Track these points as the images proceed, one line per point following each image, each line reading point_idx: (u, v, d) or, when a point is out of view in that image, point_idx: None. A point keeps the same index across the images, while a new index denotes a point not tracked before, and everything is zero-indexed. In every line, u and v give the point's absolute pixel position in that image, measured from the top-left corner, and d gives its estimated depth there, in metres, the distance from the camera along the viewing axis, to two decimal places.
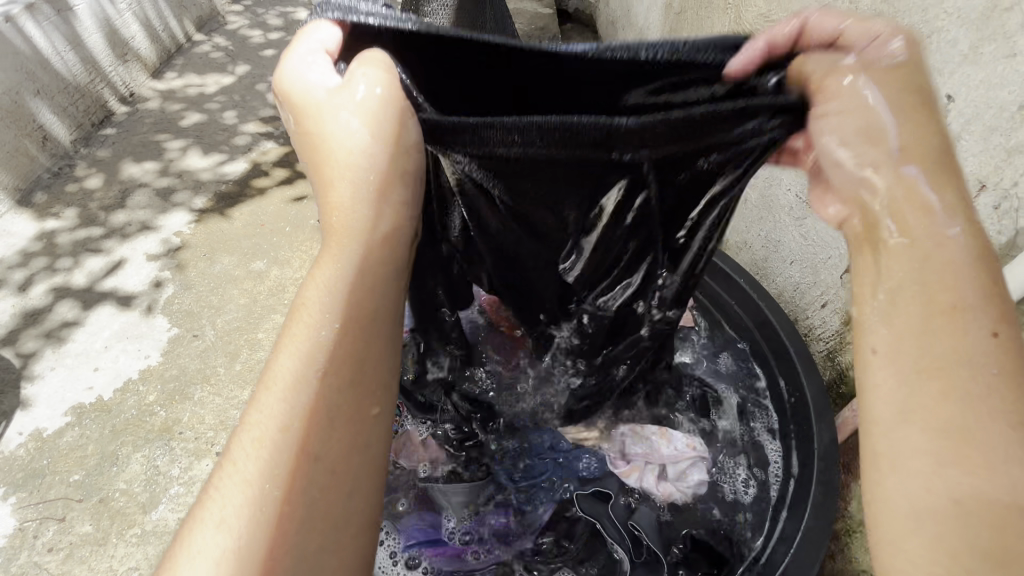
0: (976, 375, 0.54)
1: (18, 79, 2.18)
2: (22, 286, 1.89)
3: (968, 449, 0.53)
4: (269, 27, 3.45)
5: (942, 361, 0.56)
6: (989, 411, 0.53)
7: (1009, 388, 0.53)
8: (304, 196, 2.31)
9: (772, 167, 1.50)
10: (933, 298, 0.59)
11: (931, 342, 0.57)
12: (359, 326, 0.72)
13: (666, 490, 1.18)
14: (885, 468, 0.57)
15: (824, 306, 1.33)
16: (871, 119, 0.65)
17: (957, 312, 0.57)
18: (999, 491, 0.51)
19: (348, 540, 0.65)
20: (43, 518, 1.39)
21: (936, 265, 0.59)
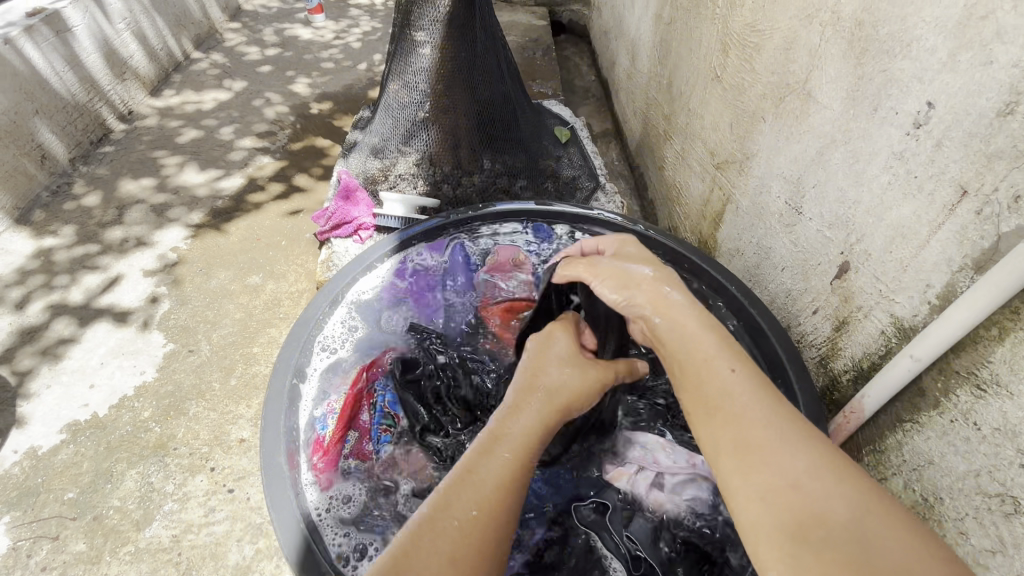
0: (737, 398, 0.77)
1: (17, 100, 2.21)
2: (19, 304, 1.90)
3: (764, 457, 0.70)
4: (265, 43, 3.50)
5: (721, 397, 0.78)
6: (756, 417, 0.74)
7: (761, 400, 0.76)
8: (300, 210, 2.34)
9: (763, 175, 1.53)
10: (694, 362, 0.84)
11: (705, 386, 0.80)
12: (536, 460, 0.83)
13: (658, 500, 1.16)
14: (730, 497, 0.71)
15: (816, 312, 1.31)
16: (623, 272, 1.00)
17: (705, 364, 0.82)
18: (782, 475, 0.68)
19: None
20: (36, 537, 1.38)
21: (691, 344, 0.86)
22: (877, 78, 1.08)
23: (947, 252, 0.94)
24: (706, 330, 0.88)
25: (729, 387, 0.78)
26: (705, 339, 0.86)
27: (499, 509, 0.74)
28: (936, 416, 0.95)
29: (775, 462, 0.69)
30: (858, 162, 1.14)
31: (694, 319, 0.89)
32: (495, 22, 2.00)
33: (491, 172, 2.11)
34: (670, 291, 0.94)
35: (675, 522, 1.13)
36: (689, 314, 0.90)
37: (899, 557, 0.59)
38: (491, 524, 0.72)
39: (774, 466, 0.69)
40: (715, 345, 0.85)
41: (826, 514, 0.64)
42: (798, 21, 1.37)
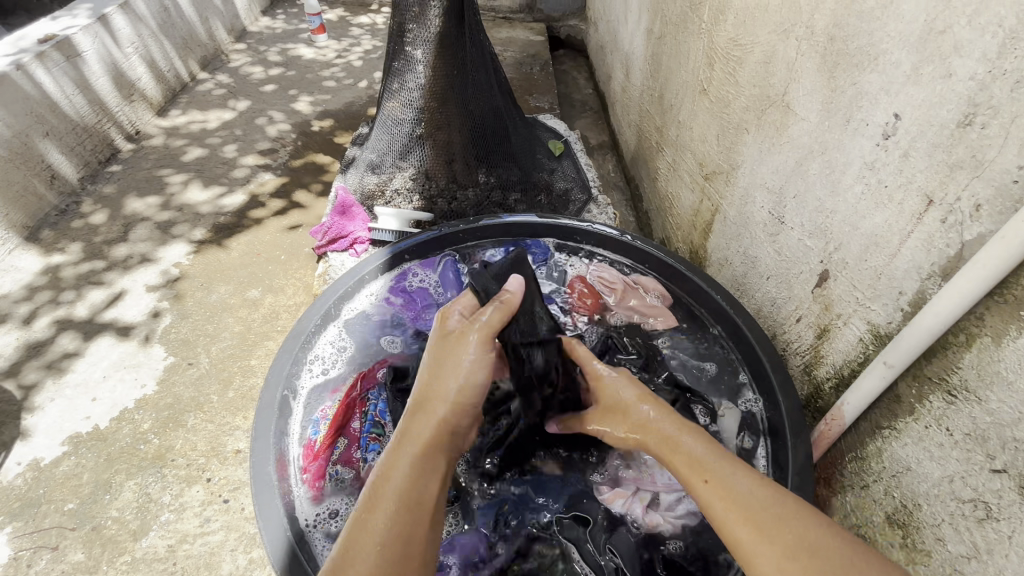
0: (726, 485, 0.81)
1: (28, 123, 2.29)
2: (26, 320, 1.96)
3: (760, 543, 0.74)
4: (269, 63, 3.60)
5: (715, 498, 0.80)
6: (751, 502, 0.78)
7: (753, 486, 0.81)
8: (299, 225, 2.39)
9: (747, 186, 1.56)
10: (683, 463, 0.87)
11: (694, 481, 0.84)
12: (429, 475, 0.83)
13: (653, 520, 1.16)
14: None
15: (799, 320, 1.32)
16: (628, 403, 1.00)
17: (692, 461, 0.86)
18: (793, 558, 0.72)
19: None
20: (36, 547, 1.41)
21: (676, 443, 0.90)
22: (848, 91, 1.11)
23: (916, 260, 0.95)
24: (687, 432, 0.91)
25: (720, 484, 0.81)
26: (685, 441, 0.89)
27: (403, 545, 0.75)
28: (912, 423, 0.96)
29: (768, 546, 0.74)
30: (834, 173, 1.17)
31: (681, 429, 0.91)
32: (484, 39, 2.05)
33: (484, 186, 2.15)
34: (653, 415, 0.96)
35: (666, 540, 1.13)
36: (676, 430, 0.92)
37: None
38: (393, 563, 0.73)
39: (770, 552, 0.73)
40: (700, 449, 0.87)
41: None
42: (775, 36, 1.40)
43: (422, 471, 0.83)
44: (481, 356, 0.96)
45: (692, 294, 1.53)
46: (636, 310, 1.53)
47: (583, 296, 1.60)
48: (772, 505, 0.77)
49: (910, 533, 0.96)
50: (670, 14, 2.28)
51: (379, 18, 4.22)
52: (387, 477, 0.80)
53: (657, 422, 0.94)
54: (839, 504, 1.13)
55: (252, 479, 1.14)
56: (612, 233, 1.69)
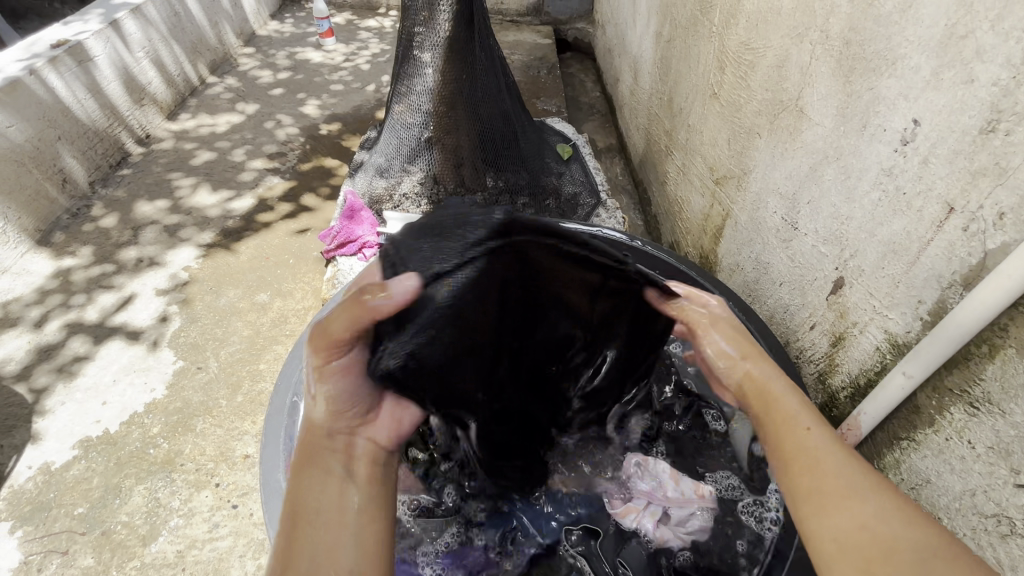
0: (814, 438, 0.79)
1: (41, 127, 2.31)
2: (37, 323, 1.97)
3: (841, 506, 0.72)
4: (278, 67, 3.62)
5: (806, 458, 0.77)
6: (837, 463, 0.76)
7: (841, 449, 0.78)
8: (307, 229, 2.39)
9: (760, 190, 1.54)
10: (774, 419, 0.84)
11: (783, 431, 0.81)
12: (337, 491, 0.84)
13: (663, 535, 1.14)
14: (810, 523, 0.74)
15: (814, 328, 1.30)
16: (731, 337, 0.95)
17: (793, 423, 0.82)
18: (867, 521, 0.71)
19: None
20: (47, 552, 1.41)
21: (769, 396, 0.87)
22: (865, 95, 1.09)
23: (937, 268, 0.94)
24: (792, 391, 0.87)
25: (812, 437, 0.79)
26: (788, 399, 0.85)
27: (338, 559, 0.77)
28: (932, 435, 0.94)
29: (845, 513, 0.72)
30: (849, 179, 1.15)
31: (788, 391, 0.86)
32: (493, 42, 2.04)
33: (493, 190, 2.12)
34: (758, 366, 0.90)
35: (679, 554, 1.12)
36: (783, 387, 0.86)
37: None
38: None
39: (845, 518, 0.72)
40: (802, 409, 0.83)
41: (894, 551, 0.68)
42: (789, 40, 1.38)
43: (332, 488, 0.84)
44: (331, 364, 0.90)
45: None
46: None
47: None
48: (860, 479, 0.74)
49: None
50: (679, 17, 2.27)
51: (387, 21, 4.23)
52: (296, 491, 0.84)
53: (761, 376, 0.89)
54: None
55: (261, 485, 1.13)
56: (621, 238, 1.67)
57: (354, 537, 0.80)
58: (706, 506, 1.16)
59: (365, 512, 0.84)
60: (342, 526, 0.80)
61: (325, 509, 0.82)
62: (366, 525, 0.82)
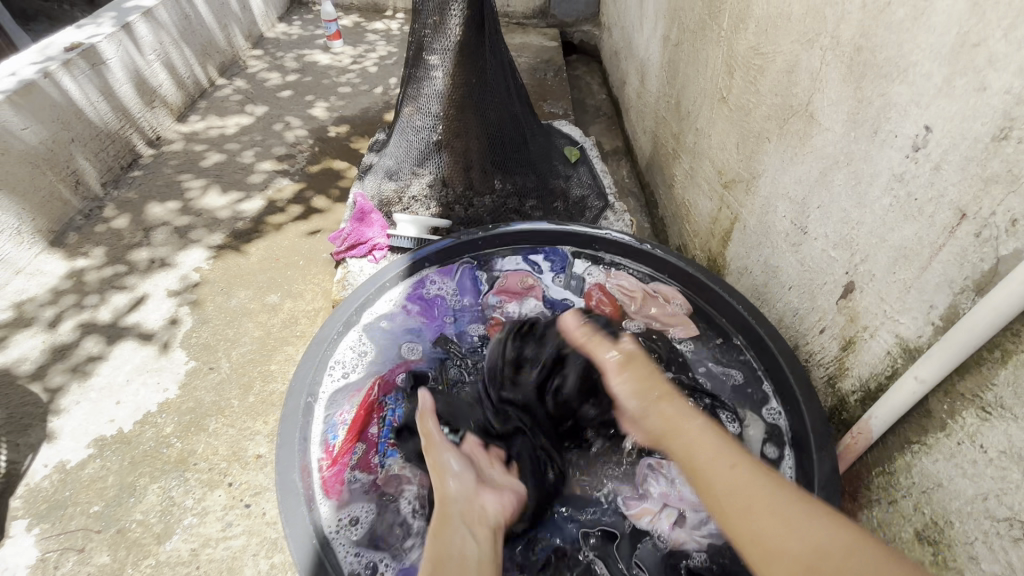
0: (727, 467, 0.84)
1: (55, 129, 2.34)
2: (51, 323, 1.99)
3: (779, 538, 0.74)
4: (286, 69, 3.64)
5: (734, 494, 0.80)
6: (759, 489, 0.80)
7: (750, 469, 0.83)
8: (317, 231, 2.41)
9: (769, 195, 1.55)
10: (688, 454, 0.88)
11: (705, 468, 0.85)
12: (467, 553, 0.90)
13: (679, 537, 1.15)
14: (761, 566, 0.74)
15: (823, 332, 1.31)
16: (633, 371, 1.02)
17: (708, 458, 0.86)
18: (813, 549, 0.71)
19: None
20: (63, 549, 1.43)
21: (685, 432, 0.90)
22: (876, 101, 1.10)
23: (948, 274, 0.94)
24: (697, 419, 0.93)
25: (726, 464, 0.84)
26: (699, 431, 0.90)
27: None
28: (944, 439, 0.95)
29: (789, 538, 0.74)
30: (860, 184, 1.16)
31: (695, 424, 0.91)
32: (503, 46, 2.05)
33: (501, 193, 2.16)
34: (670, 405, 0.95)
35: (694, 556, 1.12)
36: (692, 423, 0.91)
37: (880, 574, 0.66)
38: None
39: (785, 543, 0.73)
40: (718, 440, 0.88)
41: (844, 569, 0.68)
42: (798, 45, 1.39)
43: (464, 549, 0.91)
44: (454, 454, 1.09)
45: (714, 304, 1.52)
46: (655, 318, 1.53)
47: (601, 305, 1.58)
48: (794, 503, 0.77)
49: (942, 550, 0.95)
50: (687, 21, 2.28)
51: (394, 24, 4.26)
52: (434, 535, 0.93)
53: (678, 412, 0.94)
54: (867, 518, 1.13)
55: (276, 484, 1.15)
56: (630, 242, 1.68)
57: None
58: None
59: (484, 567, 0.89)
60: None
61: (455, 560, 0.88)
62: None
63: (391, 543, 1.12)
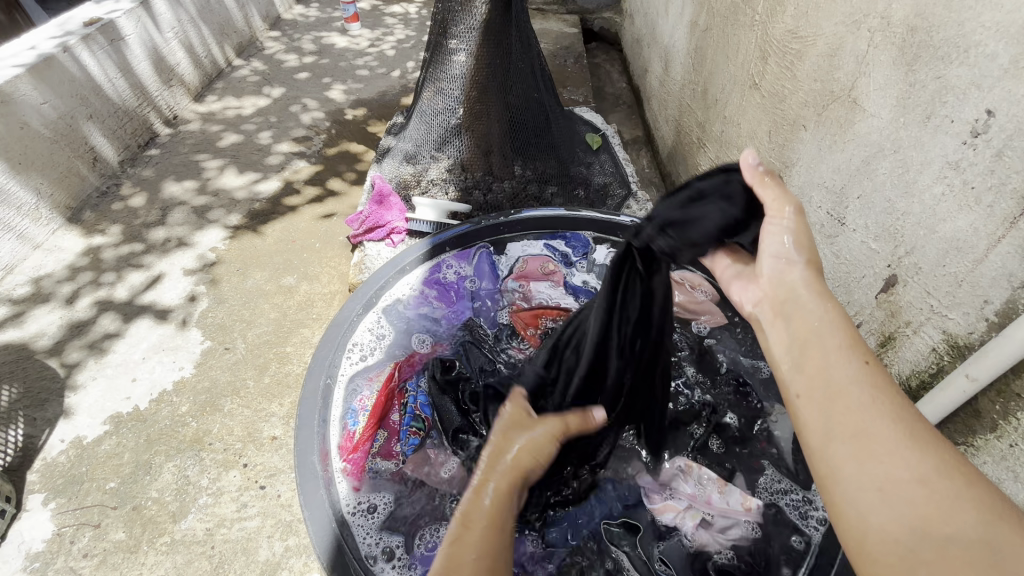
0: (847, 361, 0.69)
1: (73, 105, 2.32)
2: (68, 299, 1.99)
3: (883, 458, 0.62)
4: (303, 51, 3.60)
5: (836, 392, 0.68)
6: (874, 397, 0.66)
7: (867, 364, 0.69)
8: (334, 214, 2.39)
9: (803, 185, 1.49)
10: (818, 346, 0.72)
11: (831, 362, 0.70)
12: (783, 305, 0.79)
13: (703, 538, 1.10)
14: (868, 463, 0.63)
15: (858, 327, 1.27)
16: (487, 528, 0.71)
17: (812, 332, 0.73)
18: (907, 483, 0.61)
19: (836, 406, 0.67)
20: (79, 524, 1.43)
21: (809, 318, 0.75)
22: (930, 85, 1.03)
23: (1007, 267, 0.90)
24: (836, 319, 0.73)
25: (835, 377, 0.69)
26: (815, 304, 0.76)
27: (809, 341, 0.73)
28: (994, 440, 0.91)
29: (865, 468, 0.63)
30: (908, 172, 1.10)
31: (809, 302, 0.76)
32: (529, 28, 1.99)
33: (521, 179, 2.10)
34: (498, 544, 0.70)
35: (717, 557, 1.08)
36: (804, 297, 0.78)
37: (967, 531, 0.57)
38: (813, 359, 0.72)
39: (882, 430, 0.64)
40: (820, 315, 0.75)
41: (937, 529, 0.58)
42: (844, 27, 1.31)
43: (775, 292, 0.82)
44: (783, 227, 0.84)
45: None
46: (680, 306, 1.49)
47: None
48: (885, 424, 0.64)
49: None
50: (718, 6, 2.20)
51: (412, 7, 4.19)
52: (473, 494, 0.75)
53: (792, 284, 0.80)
54: None
55: (295, 465, 1.15)
56: None
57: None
58: (750, 521, 1.12)
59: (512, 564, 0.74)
60: (799, 322, 0.76)
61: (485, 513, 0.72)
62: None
63: (411, 529, 1.10)
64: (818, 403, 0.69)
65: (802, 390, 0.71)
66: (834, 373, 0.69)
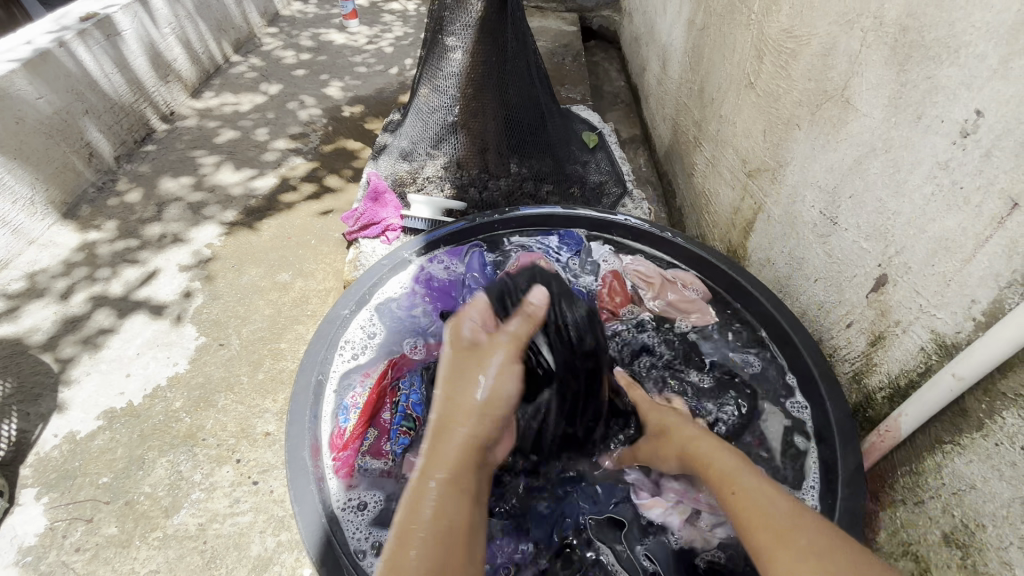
0: (746, 480, 0.94)
1: (69, 100, 2.32)
2: (63, 294, 1.99)
3: (793, 538, 0.83)
4: (301, 47, 3.59)
5: (744, 504, 0.90)
6: (776, 501, 0.89)
7: (762, 481, 0.94)
8: (330, 211, 2.39)
9: (797, 184, 1.49)
10: (721, 477, 0.97)
11: (736, 483, 0.94)
12: (696, 452, 1.04)
13: (688, 535, 1.12)
14: (783, 544, 0.82)
15: (850, 326, 1.27)
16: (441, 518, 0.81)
17: (720, 466, 0.99)
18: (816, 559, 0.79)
19: (753, 512, 0.88)
20: (72, 518, 1.43)
21: (715, 460, 1.00)
22: (921, 85, 1.03)
23: (994, 267, 0.90)
24: (731, 456, 1.01)
25: (745, 491, 0.92)
26: (703, 441, 1.05)
27: (720, 468, 0.98)
28: (979, 439, 0.92)
29: (782, 551, 0.82)
30: (898, 172, 1.10)
31: (709, 444, 1.04)
32: (524, 26, 1.99)
33: (517, 176, 2.09)
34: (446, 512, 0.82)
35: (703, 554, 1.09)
36: (706, 444, 1.04)
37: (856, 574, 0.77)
38: (726, 484, 0.95)
39: (782, 517, 0.86)
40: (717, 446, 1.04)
41: None
42: (837, 27, 1.31)
43: (686, 443, 1.07)
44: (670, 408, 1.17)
45: (736, 296, 1.47)
46: (673, 306, 1.49)
47: (613, 293, 1.54)
48: (788, 515, 0.86)
49: (971, 554, 0.91)
50: (715, 5, 2.20)
51: (411, 5, 4.18)
52: (410, 508, 0.82)
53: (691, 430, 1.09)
54: (889, 519, 1.10)
55: (285, 460, 1.15)
56: (651, 229, 1.63)
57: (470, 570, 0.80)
58: None
59: (480, 538, 0.85)
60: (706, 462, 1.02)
61: (427, 523, 0.80)
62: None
63: None
64: (740, 514, 0.90)
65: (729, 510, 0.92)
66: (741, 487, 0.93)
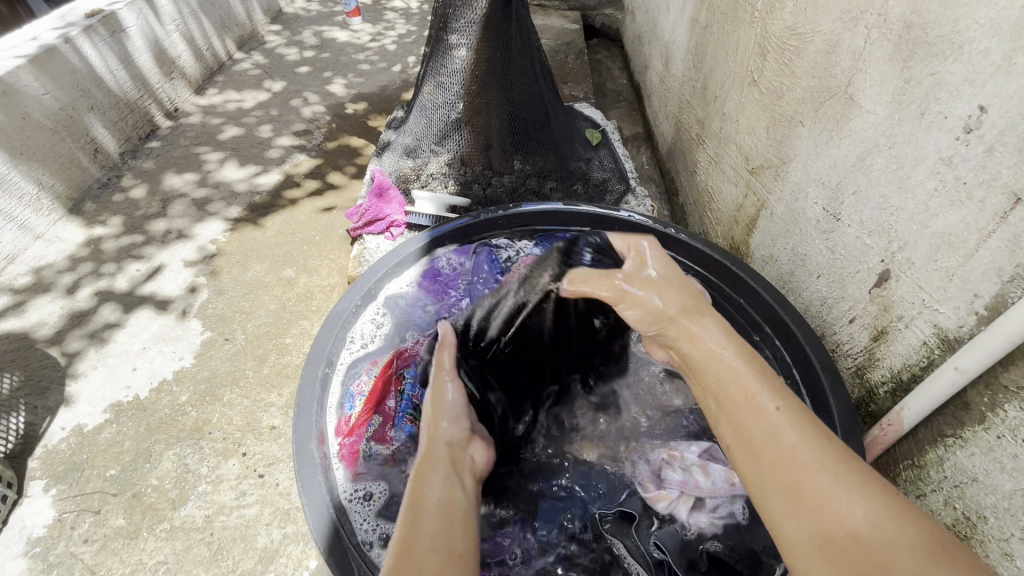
0: (765, 403, 0.80)
1: (75, 96, 2.33)
2: (69, 289, 2.00)
3: (823, 496, 0.70)
4: (304, 44, 3.60)
5: (765, 437, 0.77)
6: (801, 435, 0.75)
7: (786, 403, 0.80)
8: (334, 207, 2.40)
9: (799, 180, 1.50)
10: (733, 398, 0.83)
11: (754, 406, 0.80)
12: (707, 359, 0.90)
13: (697, 522, 1.12)
14: (809, 504, 0.70)
15: (852, 321, 1.28)
16: (442, 503, 0.80)
17: (738, 381, 0.84)
18: (841, 522, 0.67)
19: (776, 450, 0.75)
20: (80, 510, 1.45)
21: (732, 372, 0.86)
22: (925, 81, 1.04)
23: (997, 262, 0.91)
24: (755, 372, 0.85)
25: (764, 418, 0.79)
26: (721, 348, 0.90)
27: (739, 383, 0.84)
28: (982, 432, 0.93)
29: (804, 506, 0.70)
30: (902, 168, 1.11)
31: (727, 354, 0.89)
32: (529, 22, 2.00)
33: (520, 173, 2.10)
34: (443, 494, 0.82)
35: (710, 542, 1.10)
36: (725, 353, 0.89)
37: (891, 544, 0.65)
38: (742, 403, 0.82)
39: (809, 462, 0.73)
40: (733, 356, 0.88)
41: (880, 558, 0.64)
42: (841, 24, 1.32)
43: (698, 347, 0.92)
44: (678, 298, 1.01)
45: (738, 292, 1.48)
46: None
47: None
48: (817, 459, 0.73)
49: (973, 546, 0.93)
50: (719, 2, 2.20)
51: (413, 2, 4.18)
52: (412, 491, 0.82)
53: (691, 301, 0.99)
54: None
55: (294, 451, 1.16)
56: (655, 227, 1.63)
57: (465, 535, 0.76)
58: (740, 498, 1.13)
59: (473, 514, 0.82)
60: (717, 372, 0.87)
61: (435, 500, 0.80)
62: (471, 557, 0.74)
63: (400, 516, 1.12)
64: (755, 449, 0.77)
65: (742, 438, 0.79)
66: (770, 411, 0.79)
